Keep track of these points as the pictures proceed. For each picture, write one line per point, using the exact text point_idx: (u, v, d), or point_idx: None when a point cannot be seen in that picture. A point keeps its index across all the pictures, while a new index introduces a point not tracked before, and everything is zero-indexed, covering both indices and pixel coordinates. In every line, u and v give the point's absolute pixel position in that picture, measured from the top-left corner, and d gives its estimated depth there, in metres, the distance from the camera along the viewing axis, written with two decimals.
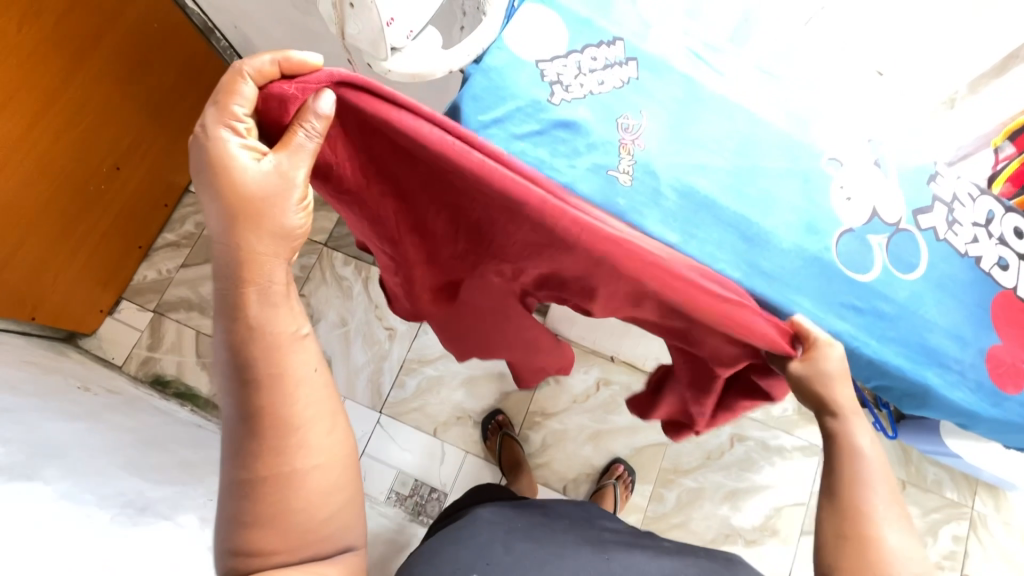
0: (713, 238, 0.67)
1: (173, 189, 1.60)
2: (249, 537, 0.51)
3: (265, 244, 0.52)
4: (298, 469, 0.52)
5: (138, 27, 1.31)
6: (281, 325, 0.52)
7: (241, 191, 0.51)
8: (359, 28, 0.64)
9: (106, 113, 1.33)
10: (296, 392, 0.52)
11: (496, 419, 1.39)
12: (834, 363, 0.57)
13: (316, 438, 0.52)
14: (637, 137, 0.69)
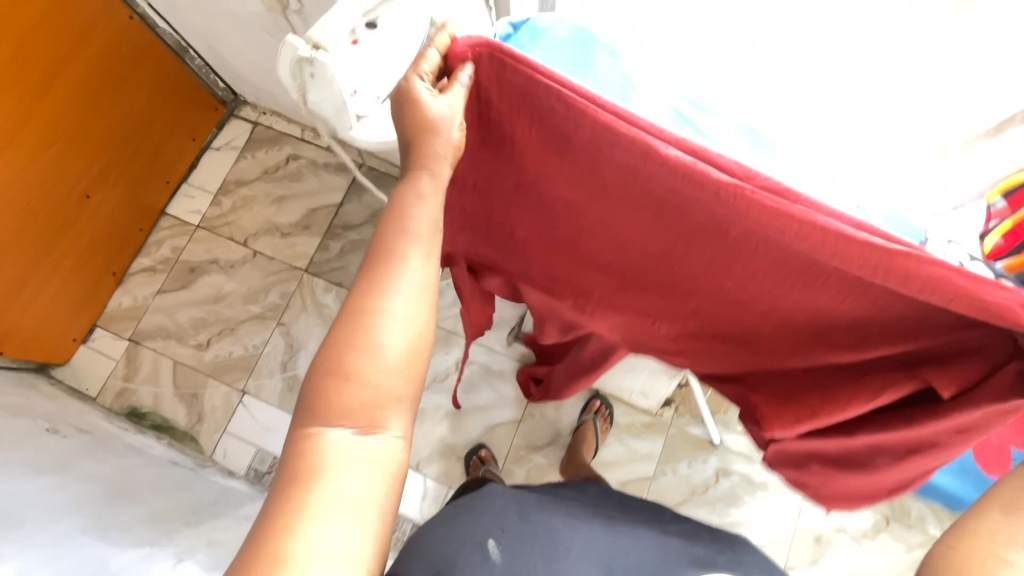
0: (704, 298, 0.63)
1: (149, 212, 1.54)
2: (332, 371, 0.52)
3: (434, 161, 0.57)
4: (380, 341, 0.53)
5: (106, 52, 1.26)
6: (419, 222, 0.57)
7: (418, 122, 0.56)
8: (321, 96, 0.60)
9: (73, 140, 1.28)
10: (402, 272, 0.56)
11: (478, 453, 1.35)
12: None
13: (404, 324, 0.54)
14: None
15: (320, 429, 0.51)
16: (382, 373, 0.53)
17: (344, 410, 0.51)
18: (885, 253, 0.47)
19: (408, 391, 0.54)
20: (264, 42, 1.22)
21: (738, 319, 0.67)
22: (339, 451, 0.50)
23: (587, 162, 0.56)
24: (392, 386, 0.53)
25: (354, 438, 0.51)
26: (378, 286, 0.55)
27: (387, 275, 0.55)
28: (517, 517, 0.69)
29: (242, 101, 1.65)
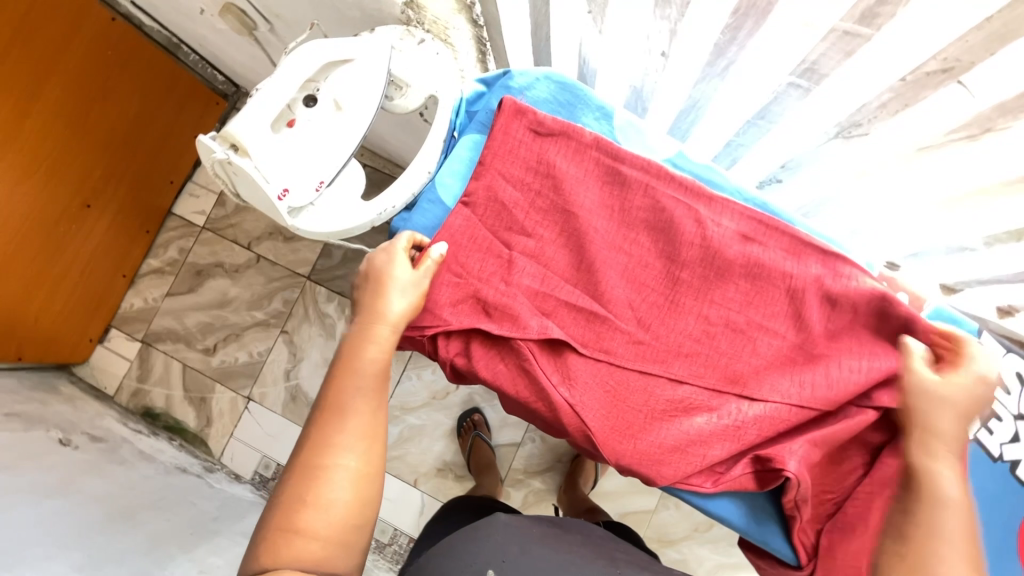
0: (759, 309, 0.59)
1: (155, 214, 1.53)
2: (287, 517, 0.46)
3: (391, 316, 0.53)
4: (336, 471, 0.48)
5: (87, 56, 1.18)
6: (372, 372, 0.53)
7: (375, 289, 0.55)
8: (248, 191, 0.53)
9: (72, 150, 1.23)
10: (360, 403, 0.52)
11: (472, 417, 1.36)
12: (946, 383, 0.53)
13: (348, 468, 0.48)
14: (716, 219, 0.58)
15: None
16: (328, 498, 0.47)
17: (303, 563, 0.44)
18: (828, 260, 0.59)
19: (367, 507, 0.49)
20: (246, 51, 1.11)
21: (741, 366, 0.58)
22: None
23: (612, 188, 0.58)
24: (346, 507, 0.47)
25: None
26: (331, 425, 0.50)
27: (346, 406, 0.51)
28: (523, 553, 0.60)
29: (243, 92, 1.58)
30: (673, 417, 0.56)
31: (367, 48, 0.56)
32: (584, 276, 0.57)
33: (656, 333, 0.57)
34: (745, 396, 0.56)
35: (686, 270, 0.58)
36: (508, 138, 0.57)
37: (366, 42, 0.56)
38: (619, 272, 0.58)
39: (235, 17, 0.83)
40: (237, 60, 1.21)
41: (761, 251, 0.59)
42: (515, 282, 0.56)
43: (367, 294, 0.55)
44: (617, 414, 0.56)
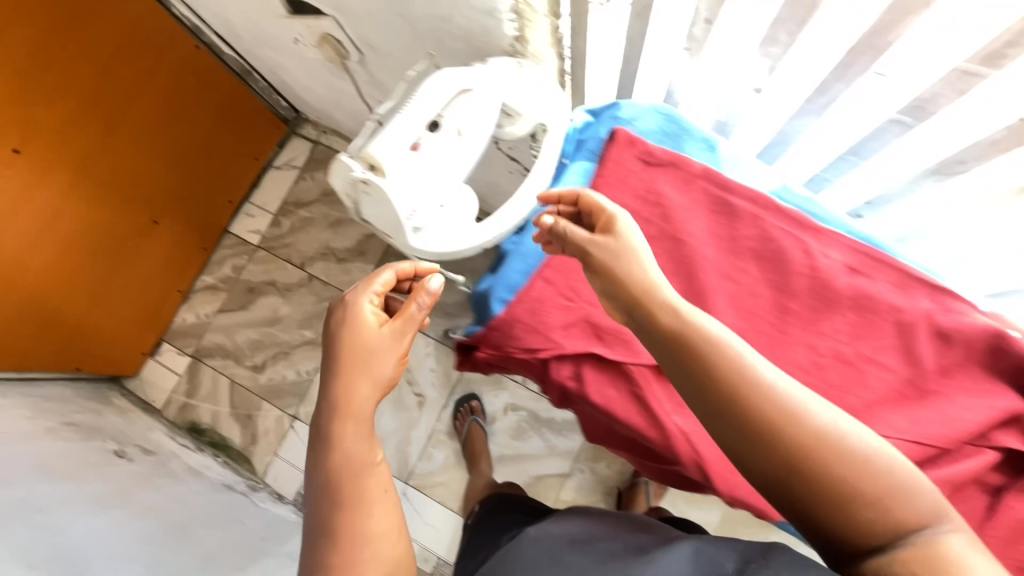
0: (869, 343, 0.58)
1: (213, 231, 1.57)
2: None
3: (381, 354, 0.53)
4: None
5: (170, 81, 1.24)
6: (362, 449, 0.49)
7: (373, 363, 0.53)
8: (374, 209, 0.55)
9: (145, 168, 1.29)
10: (354, 501, 0.47)
11: (468, 403, 1.38)
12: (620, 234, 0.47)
13: (367, 523, 0.46)
14: (824, 250, 0.59)
15: None
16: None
17: None
18: (936, 294, 0.59)
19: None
20: (323, 79, 1.16)
21: (853, 400, 0.57)
22: None
23: (720, 218, 0.59)
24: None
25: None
26: (335, 534, 0.45)
27: (351, 467, 0.48)
28: (555, 564, 0.52)
29: (303, 118, 1.64)
30: None
31: (489, 79, 0.58)
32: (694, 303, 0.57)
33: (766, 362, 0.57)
34: None
35: (794, 300, 0.58)
36: (620, 166, 0.59)
37: (489, 73, 0.59)
38: (727, 299, 0.58)
39: (331, 47, 0.89)
40: (309, 87, 1.27)
41: (870, 285, 0.59)
42: None
43: (345, 342, 0.54)
44: None
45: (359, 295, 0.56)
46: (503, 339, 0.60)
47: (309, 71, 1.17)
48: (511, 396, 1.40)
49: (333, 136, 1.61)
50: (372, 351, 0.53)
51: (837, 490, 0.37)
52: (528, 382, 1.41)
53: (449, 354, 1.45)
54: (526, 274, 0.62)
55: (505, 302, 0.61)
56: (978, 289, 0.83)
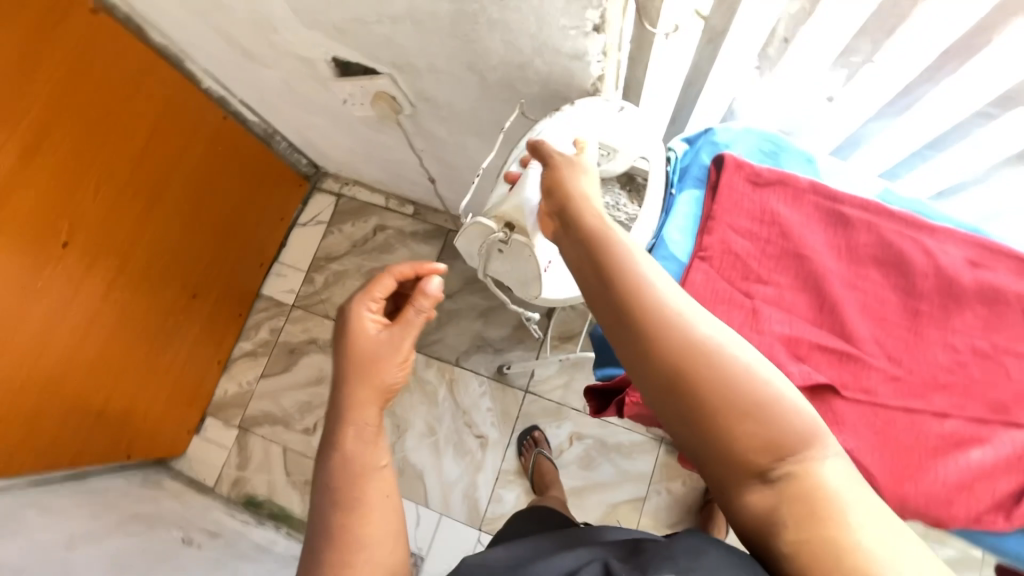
0: (1006, 335, 0.58)
1: (246, 297, 1.55)
2: None
3: (387, 361, 0.51)
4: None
5: (202, 154, 1.24)
6: (351, 473, 0.46)
7: (379, 385, 0.50)
8: (509, 267, 0.66)
9: (183, 243, 1.27)
10: (349, 540, 0.44)
11: (531, 435, 1.37)
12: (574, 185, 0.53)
13: (365, 544, 0.44)
14: (943, 247, 0.59)
15: None
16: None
17: None
18: None
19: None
20: (359, 134, 1.16)
21: (1002, 393, 0.56)
22: None
23: (835, 229, 0.60)
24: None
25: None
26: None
27: (351, 487, 0.46)
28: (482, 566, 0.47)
29: (323, 173, 1.65)
30: (949, 453, 0.54)
31: (591, 123, 0.62)
32: (829, 318, 0.57)
33: (908, 367, 0.57)
34: (1017, 424, 0.55)
35: (924, 301, 0.58)
36: (730, 191, 0.59)
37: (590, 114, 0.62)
38: (859, 309, 0.58)
39: (386, 103, 0.90)
40: (341, 142, 1.28)
41: (994, 276, 0.59)
42: (767, 330, 0.56)
43: (352, 354, 0.52)
44: (890, 454, 0.54)
45: (361, 302, 0.54)
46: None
47: (343, 128, 1.18)
48: (574, 424, 1.38)
49: (356, 187, 1.62)
50: (378, 363, 0.51)
51: (727, 422, 0.39)
52: (589, 408, 1.40)
53: (505, 390, 1.43)
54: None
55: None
56: None
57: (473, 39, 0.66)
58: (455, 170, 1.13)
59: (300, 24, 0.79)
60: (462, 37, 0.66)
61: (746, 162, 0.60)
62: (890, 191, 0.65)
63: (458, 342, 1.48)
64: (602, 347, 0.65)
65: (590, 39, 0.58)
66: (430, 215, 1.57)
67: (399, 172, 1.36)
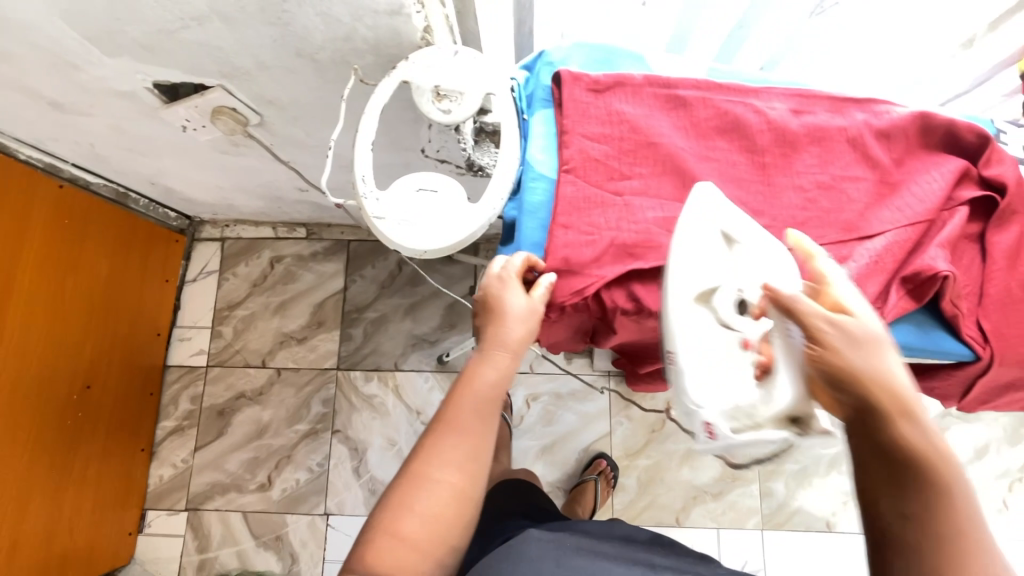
0: (838, 165, 0.66)
1: (152, 373, 1.42)
2: (424, 467, 0.53)
3: (511, 331, 0.56)
4: (441, 484, 0.52)
5: (46, 231, 1.11)
6: (491, 395, 0.56)
7: (524, 343, 0.57)
8: (400, 216, 0.59)
9: (55, 334, 1.14)
10: (470, 429, 0.54)
11: None
12: (860, 348, 0.48)
13: (466, 442, 0.54)
14: (769, 103, 0.66)
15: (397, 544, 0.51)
16: (431, 519, 0.52)
17: (427, 511, 0.52)
18: (862, 107, 0.68)
19: (468, 532, 0.54)
20: (217, 163, 1.10)
21: (849, 215, 0.63)
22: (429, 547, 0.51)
23: (675, 113, 0.64)
24: (442, 529, 0.52)
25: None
26: (439, 452, 0.54)
27: (481, 403, 0.55)
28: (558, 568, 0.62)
29: (199, 221, 1.54)
30: None
31: (722, 213, 0.56)
32: (693, 191, 0.62)
33: (771, 215, 0.63)
34: (866, 237, 0.62)
35: (766, 155, 0.65)
36: (575, 103, 0.62)
37: (728, 218, 0.56)
38: (716, 177, 0.63)
39: (229, 117, 0.84)
40: (203, 180, 1.21)
41: (815, 119, 0.66)
42: (642, 218, 0.59)
43: (487, 324, 0.57)
44: None
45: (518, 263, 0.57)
46: (549, 296, 0.58)
47: (199, 163, 1.11)
48: (527, 388, 1.40)
49: (239, 226, 1.54)
50: (507, 337, 0.56)
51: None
52: (537, 368, 1.42)
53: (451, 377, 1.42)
54: (545, 228, 0.60)
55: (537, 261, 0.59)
56: None
57: (288, 20, 0.64)
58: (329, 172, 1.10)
59: (101, 53, 0.72)
60: (275, 20, 0.64)
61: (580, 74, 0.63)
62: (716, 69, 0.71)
63: (392, 347, 1.45)
64: None
65: None
66: (326, 232, 1.52)
67: (277, 195, 1.30)
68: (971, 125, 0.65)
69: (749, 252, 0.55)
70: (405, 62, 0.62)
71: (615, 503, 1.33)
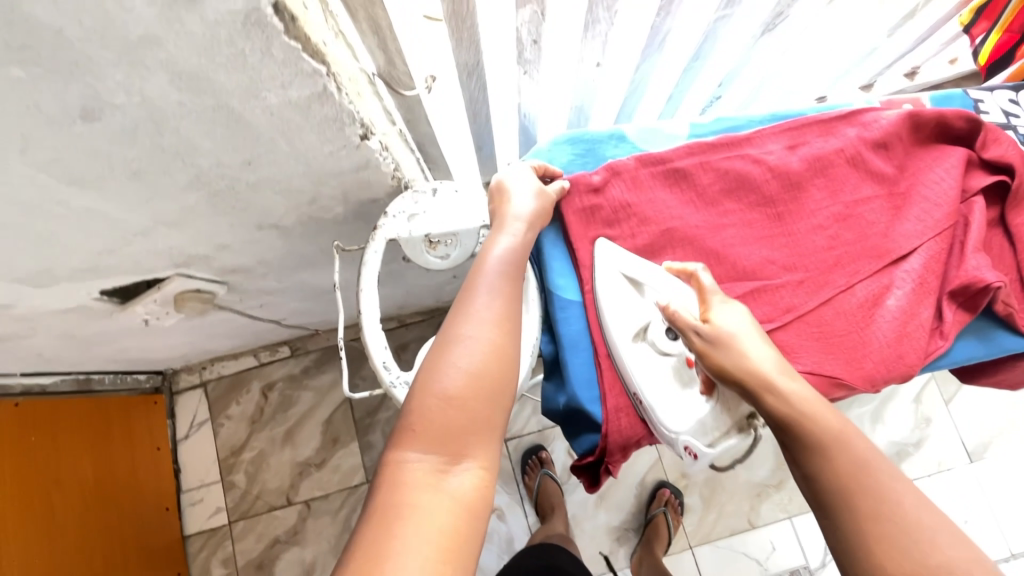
0: (847, 189, 0.64)
1: (174, 550, 1.30)
2: (443, 353, 0.48)
3: (518, 205, 0.58)
4: (461, 364, 0.48)
5: (16, 455, 0.99)
6: (506, 273, 0.54)
7: (537, 223, 0.58)
8: None
9: (58, 560, 1.02)
10: (503, 290, 0.52)
11: (536, 454, 1.33)
12: (729, 348, 0.53)
13: (482, 322, 0.50)
14: (764, 147, 0.64)
15: (416, 442, 0.45)
16: (472, 377, 0.47)
17: (448, 395, 0.46)
18: (848, 122, 0.66)
19: (501, 426, 0.48)
20: (185, 330, 1.00)
21: (875, 239, 0.62)
22: (454, 440, 0.45)
23: (676, 189, 0.62)
24: (486, 393, 0.47)
25: (443, 480, 0.44)
26: (456, 336, 0.49)
27: (492, 286, 0.52)
28: None
29: (173, 373, 1.43)
30: (874, 316, 0.59)
31: (633, 263, 0.60)
32: (723, 267, 0.61)
33: (803, 265, 0.61)
34: (899, 259, 0.61)
35: (776, 203, 0.63)
36: (581, 219, 0.61)
37: (638, 264, 0.60)
38: (739, 243, 0.62)
39: (194, 299, 0.76)
40: (169, 343, 1.10)
41: (807, 149, 0.64)
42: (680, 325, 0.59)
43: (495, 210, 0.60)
44: (837, 347, 0.58)
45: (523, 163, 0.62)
46: (624, 438, 0.57)
47: (164, 334, 1.01)
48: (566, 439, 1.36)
49: (218, 365, 1.44)
50: (516, 212, 0.57)
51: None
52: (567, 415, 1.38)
53: None
54: (594, 363, 0.59)
55: (597, 399, 0.58)
56: (823, 84, 0.98)
57: (244, 205, 0.57)
58: (306, 299, 1.02)
59: (35, 290, 0.63)
60: (230, 209, 0.57)
61: (572, 181, 0.61)
62: (696, 124, 0.70)
63: None
64: (566, 422, 0.61)
65: (365, 147, 0.52)
66: (312, 343, 1.44)
67: (253, 330, 1.21)
68: (957, 114, 0.64)
69: (660, 289, 0.59)
70: (384, 219, 0.59)
71: (685, 526, 1.31)
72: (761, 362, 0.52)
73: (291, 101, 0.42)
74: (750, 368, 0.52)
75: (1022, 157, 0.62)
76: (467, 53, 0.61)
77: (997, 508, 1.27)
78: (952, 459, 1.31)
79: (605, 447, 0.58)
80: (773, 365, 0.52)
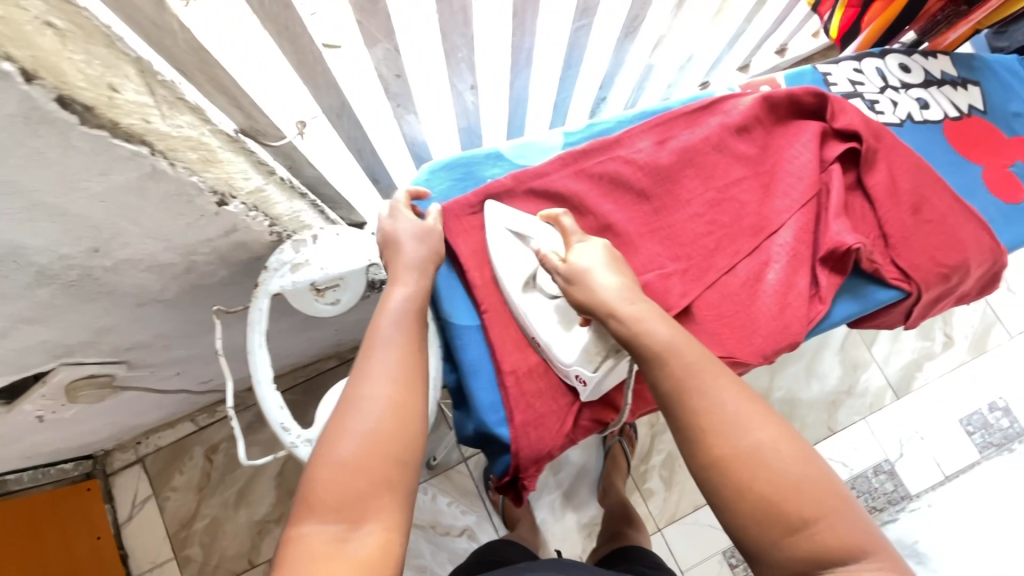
0: (718, 175, 0.67)
1: None
2: (342, 418, 0.47)
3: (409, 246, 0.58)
4: (359, 427, 0.46)
5: None
6: (406, 331, 0.53)
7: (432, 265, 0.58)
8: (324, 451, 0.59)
9: None
10: (399, 347, 0.52)
11: None
12: (586, 288, 0.54)
13: (381, 382, 0.49)
14: (632, 146, 0.66)
15: (315, 512, 0.43)
16: (371, 440, 0.46)
17: (347, 462, 0.45)
18: (710, 112, 0.69)
19: (408, 486, 0.47)
20: (99, 414, 0.94)
21: (749, 220, 0.65)
22: (354, 504, 0.43)
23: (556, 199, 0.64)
24: (388, 452, 0.46)
25: (342, 548, 0.41)
26: (356, 401, 0.48)
27: (393, 345, 0.52)
28: None
29: (104, 454, 1.34)
30: (757, 292, 0.62)
31: (514, 216, 0.61)
32: None
33: (686, 254, 0.64)
34: (771, 233, 0.64)
35: (651, 198, 0.65)
36: (465, 240, 0.62)
37: (522, 218, 0.61)
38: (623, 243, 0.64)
39: (89, 385, 0.71)
40: (87, 428, 1.03)
41: (673, 141, 0.67)
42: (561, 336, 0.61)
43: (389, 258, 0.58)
44: (728, 329, 0.61)
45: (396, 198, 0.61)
46: (534, 450, 0.58)
47: (75, 423, 0.94)
48: None
49: (153, 437, 1.36)
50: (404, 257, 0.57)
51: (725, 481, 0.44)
52: None
53: (448, 476, 1.34)
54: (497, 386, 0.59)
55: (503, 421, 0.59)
56: (699, 71, 1.03)
57: (112, 287, 0.54)
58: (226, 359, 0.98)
59: None
60: (97, 294, 0.54)
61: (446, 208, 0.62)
62: (570, 132, 0.72)
63: None
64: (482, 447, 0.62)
65: (223, 214, 0.51)
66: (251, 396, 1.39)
67: (181, 398, 1.16)
68: (804, 90, 0.68)
69: (539, 238, 0.59)
70: (266, 273, 0.58)
71: (651, 510, 1.34)
72: (618, 289, 0.53)
73: (119, 185, 0.40)
74: (597, 297, 0.53)
75: (866, 123, 0.67)
76: (329, 96, 0.59)
77: (927, 436, 1.37)
78: (882, 399, 1.39)
79: (517, 464, 0.58)
80: (621, 285, 0.53)
